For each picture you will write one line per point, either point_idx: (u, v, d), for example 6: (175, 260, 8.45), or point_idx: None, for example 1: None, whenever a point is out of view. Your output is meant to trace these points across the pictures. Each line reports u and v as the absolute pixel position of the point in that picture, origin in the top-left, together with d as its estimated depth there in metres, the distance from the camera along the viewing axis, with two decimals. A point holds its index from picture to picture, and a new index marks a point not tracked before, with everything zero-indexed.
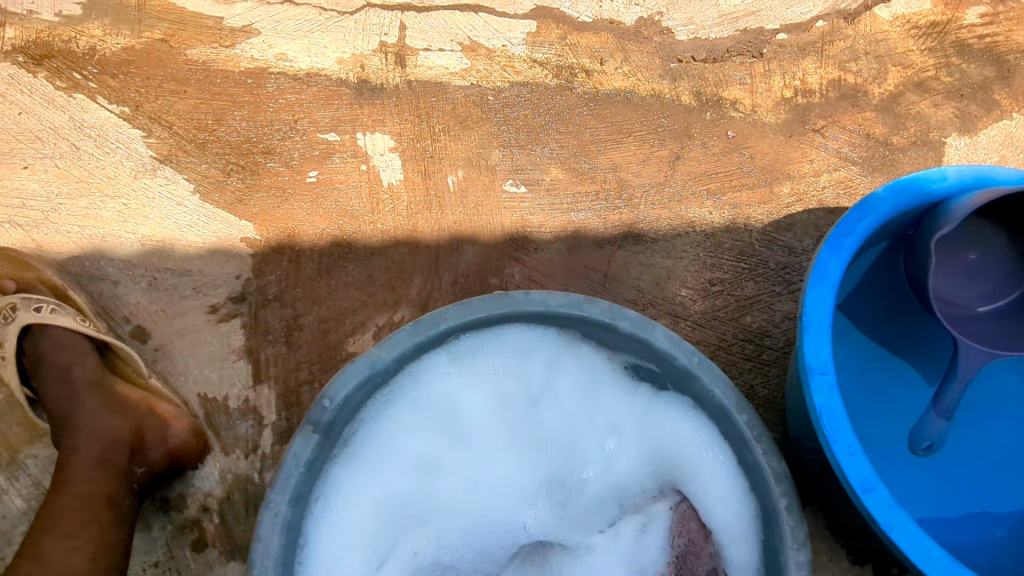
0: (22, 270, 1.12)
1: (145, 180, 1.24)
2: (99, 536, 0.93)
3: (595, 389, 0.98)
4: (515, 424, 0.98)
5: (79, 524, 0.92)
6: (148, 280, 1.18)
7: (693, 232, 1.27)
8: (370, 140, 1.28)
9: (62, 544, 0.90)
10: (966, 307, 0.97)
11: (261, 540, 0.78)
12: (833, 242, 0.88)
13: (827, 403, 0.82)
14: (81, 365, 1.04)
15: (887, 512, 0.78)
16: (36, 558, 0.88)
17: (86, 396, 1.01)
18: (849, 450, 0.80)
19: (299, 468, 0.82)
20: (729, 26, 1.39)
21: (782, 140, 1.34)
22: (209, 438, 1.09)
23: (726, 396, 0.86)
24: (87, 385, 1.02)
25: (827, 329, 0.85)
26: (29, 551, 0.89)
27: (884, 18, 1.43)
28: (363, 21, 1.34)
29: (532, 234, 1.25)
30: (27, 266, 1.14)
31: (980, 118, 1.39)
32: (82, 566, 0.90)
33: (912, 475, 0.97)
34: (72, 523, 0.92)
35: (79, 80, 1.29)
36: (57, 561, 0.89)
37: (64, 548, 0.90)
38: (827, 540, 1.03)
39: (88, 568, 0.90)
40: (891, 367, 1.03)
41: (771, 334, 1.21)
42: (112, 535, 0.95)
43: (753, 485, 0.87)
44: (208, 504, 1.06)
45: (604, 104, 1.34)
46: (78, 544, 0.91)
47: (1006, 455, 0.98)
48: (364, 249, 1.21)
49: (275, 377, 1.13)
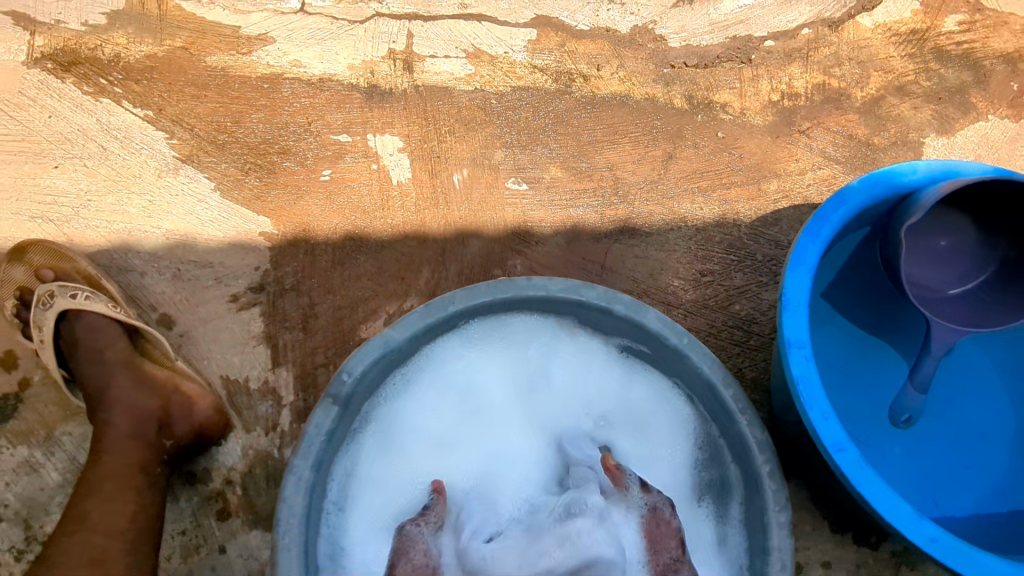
0: (60, 261, 1.20)
1: (168, 178, 1.32)
2: (135, 501, 1.00)
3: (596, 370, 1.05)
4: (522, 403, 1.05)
5: (116, 490, 0.99)
6: (172, 271, 1.26)
7: (685, 226, 1.35)
8: (380, 141, 1.36)
9: (102, 507, 0.97)
10: (939, 290, 1.04)
11: (286, 501, 0.85)
12: (811, 230, 0.96)
13: (804, 373, 0.89)
14: (113, 347, 1.11)
15: (858, 471, 0.85)
16: (80, 518, 0.96)
17: (117, 374, 1.09)
18: (823, 416, 0.87)
19: (320, 437, 0.89)
20: (718, 33, 1.47)
21: (769, 141, 1.42)
22: (232, 416, 1.17)
23: (713, 372, 0.94)
24: (118, 364, 1.09)
25: (804, 309, 0.92)
26: (73, 513, 0.96)
27: (866, 26, 1.52)
28: (373, 29, 1.43)
29: (533, 229, 1.33)
30: (65, 257, 1.21)
31: (957, 120, 1.47)
32: (118, 524, 0.97)
33: (887, 446, 1.04)
34: (110, 489, 0.99)
35: (105, 86, 1.37)
36: (96, 520, 0.96)
37: (103, 510, 0.97)
38: (811, 511, 1.10)
39: (126, 526, 0.98)
40: (869, 347, 1.10)
41: (759, 321, 1.28)
42: (146, 500, 1.02)
43: (738, 456, 0.94)
44: (232, 477, 1.13)
45: (601, 107, 1.42)
46: (116, 506, 0.98)
47: (975, 429, 1.05)
48: (375, 242, 1.29)
49: (293, 361, 1.20)
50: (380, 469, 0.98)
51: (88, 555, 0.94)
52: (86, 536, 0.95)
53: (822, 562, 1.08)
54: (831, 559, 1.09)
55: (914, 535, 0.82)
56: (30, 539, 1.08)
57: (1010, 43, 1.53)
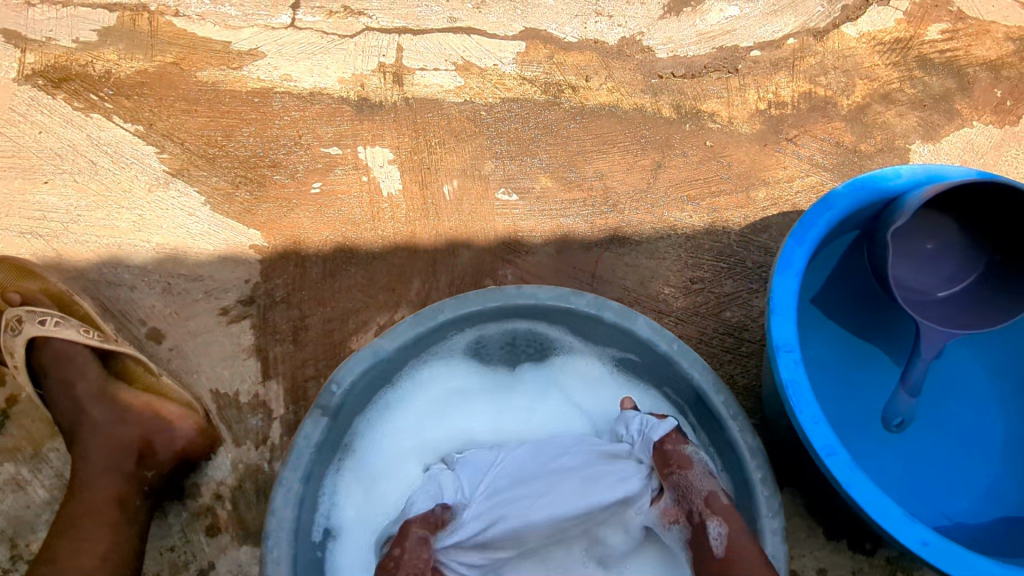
0: (24, 279, 1.18)
1: (159, 193, 1.32)
2: (111, 537, 1.01)
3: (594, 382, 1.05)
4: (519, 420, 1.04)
5: (92, 526, 1.00)
6: (162, 285, 1.26)
7: (675, 234, 1.35)
8: (371, 153, 1.36)
9: (70, 547, 0.98)
10: (927, 293, 1.05)
11: (275, 514, 0.85)
12: (797, 234, 0.96)
13: (793, 377, 0.89)
14: (84, 378, 1.09)
15: (850, 475, 0.85)
16: (49, 561, 0.97)
17: (91, 407, 1.07)
18: (813, 420, 0.88)
19: (309, 449, 0.89)
20: (705, 44, 1.49)
21: (757, 149, 1.43)
22: (221, 431, 1.16)
23: (703, 378, 0.94)
24: (90, 397, 1.07)
25: (792, 313, 0.92)
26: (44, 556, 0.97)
27: (850, 35, 1.53)
28: (363, 43, 1.44)
29: (524, 238, 1.33)
30: (29, 274, 1.19)
31: (942, 126, 1.49)
32: (90, 564, 0.98)
33: (879, 452, 1.04)
34: (83, 526, 1.00)
35: (96, 102, 1.37)
36: (66, 561, 0.97)
37: (72, 551, 0.98)
38: (805, 518, 1.09)
39: (98, 566, 0.99)
40: (858, 352, 1.10)
41: (749, 327, 1.29)
42: (122, 534, 1.02)
43: (728, 460, 0.95)
44: (221, 492, 1.13)
45: (590, 117, 1.43)
46: (85, 547, 0.99)
47: (966, 432, 1.05)
48: (365, 254, 1.29)
49: (283, 374, 1.20)
50: (374, 490, 0.98)
51: None
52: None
53: (817, 569, 1.08)
54: (826, 566, 1.08)
55: (906, 537, 0.83)
56: (15, 557, 1.07)
57: (993, 51, 1.55)
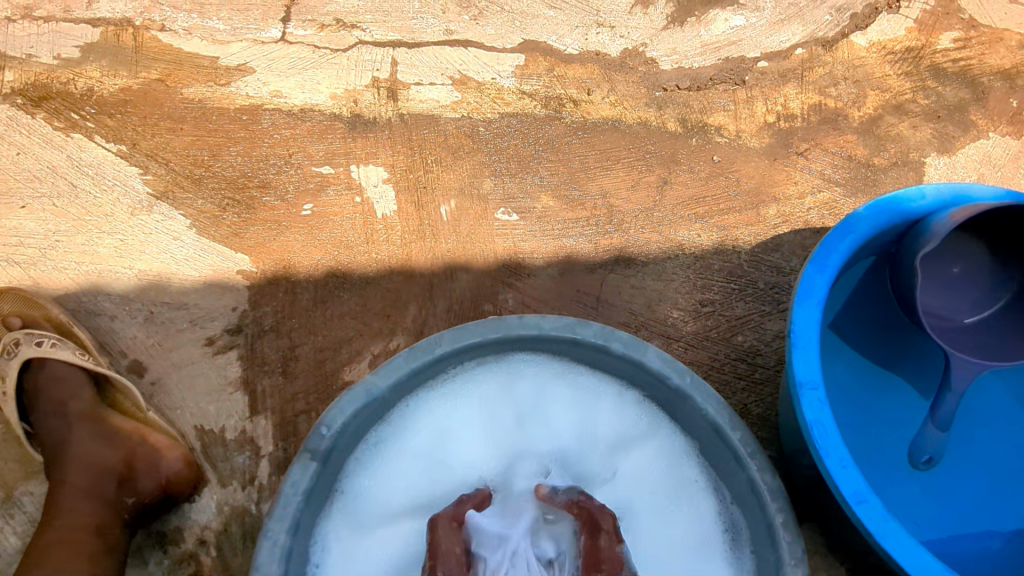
0: (31, 308, 1.14)
1: (142, 217, 1.26)
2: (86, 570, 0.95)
3: (602, 416, 0.99)
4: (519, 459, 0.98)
5: (64, 556, 0.93)
6: (145, 314, 1.19)
7: (683, 254, 1.29)
8: (364, 172, 1.31)
9: None
10: (953, 318, 0.99)
11: (259, 570, 0.78)
12: (817, 260, 0.90)
13: (818, 417, 0.83)
14: (76, 398, 1.06)
15: (881, 523, 0.79)
16: None
17: (78, 427, 1.04)
18: (840, 462, 0.81)
19: (297, 497, 0.82)
20: (711, 55, 1.44)
21: (767, 164, 1.38)
22: (206, 470, 1.10)
23: (719, 414, 0.88)
24: (80, 417, 1.05)
25: (815, 346, 0.86)
26: None
27: (860, 44, 1.48)
28: (355, 57, 1.38)
29: (524, 261, 1.27)
30: (36, 304, 1.15)
31: (958, 138, 1.43)
32: None
33: (908, 489, 0.97)
34: (58, 554, 0.93)
35: (77, 121, 1.31)
36: None
37: None
38: (826, 557, 1.04)
39: None
40: (881, 382, 1.04)
41: (763, 352, 1.23)
42: (102, 566, 0.96)
43: (745, 499, 0.89)
44: (205, 537, 1.06)
45: (593, 132, 1.37)
46: None
47: (997, 465, 0.99)
48: (359, 278, 1.23)
49: (272, 408, 1.14)
50: (364, 540, 0.91)
51: None
52: None
53: None
54: None
55: None
56: None
57: (1007, 60, 1.50)
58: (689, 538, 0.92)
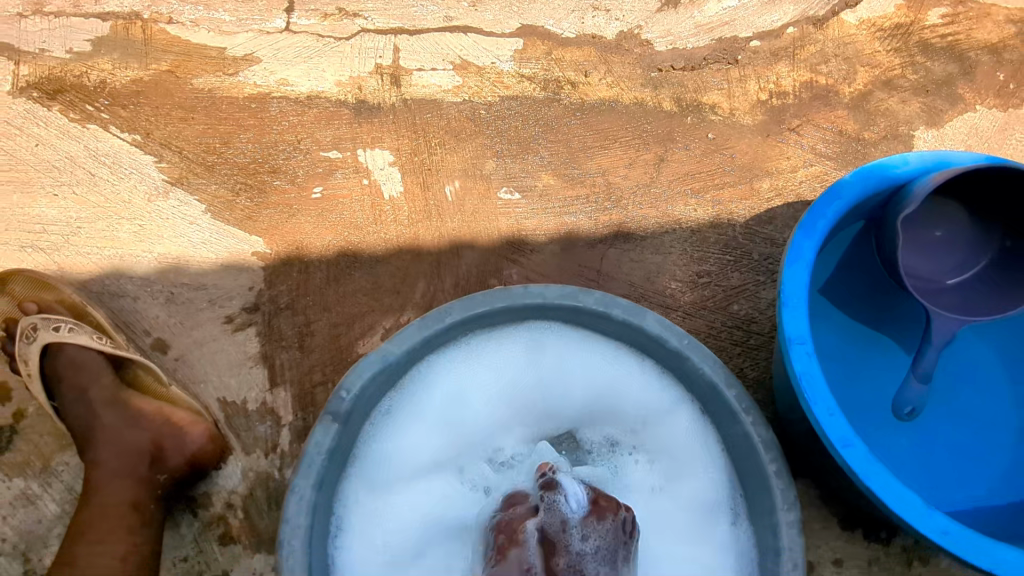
0: (44, 291, 1.19)
1: (159, 203, 1.31)
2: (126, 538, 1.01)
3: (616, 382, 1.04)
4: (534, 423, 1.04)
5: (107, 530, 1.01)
6: (166, 295, 1.25)
7: (679, 228, 1.34)
8: (370, 155, 1.35)
9: (90, 551, 1.00)
10: (933, 279, 1.04)
11: (288, 522, 0.84)
12: (806, 224, 0.95)
13: (807, 370, 0.88)
14: (96, 384, 1.10)
15: (867, 466, 0.84)
16: (69, 564, 0.99)
17: (102, 412, 1.08)
18: (828, 410, 0.86)
19: (321, 455, 0.88)
20: (705, 35, 1.48)
21: (760, 140, 1.42)
22: (230, 440, 1.16)
23: (714, 374, 0.93)
24: (103, 402, 1.09)
25: (804, 305, 0.91)
26: (63, 559, 1.00)
27: (850, 22, 1.52)
28: (358, 45, 1.42)
29: (528, 237, 1.32)
30: (48, 286, 1.20)
31: (946, 112, 1.47)
32: (112, 566, 1.00)
33: (892, 440, 1.03)
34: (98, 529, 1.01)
35: (92, 112, 1.36)
36: (87, 563, 0.99)
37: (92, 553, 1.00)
38: (820, 509, 1.09)
39: (117, 568, 1.01)
40: (870, 342, 1.09)
41: (757, 320, 1.28)
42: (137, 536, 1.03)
43: (741, 454, 0.95)
44: (233, 500, 1.13)
45: (591, 113, 1.42)
46: (103, 548, 1.01)
47: (978, 418, 1.04)
48: (369, 258, 1.28)
49: (291, 380, 1.19)
50: (389, 502, 0.98)
51: None
52: None
53: (833, 560, 1.07)
54: (843, 556, 1.07)
55: (926, 526, 0.81)
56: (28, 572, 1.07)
57: (994, 34, 1.54)
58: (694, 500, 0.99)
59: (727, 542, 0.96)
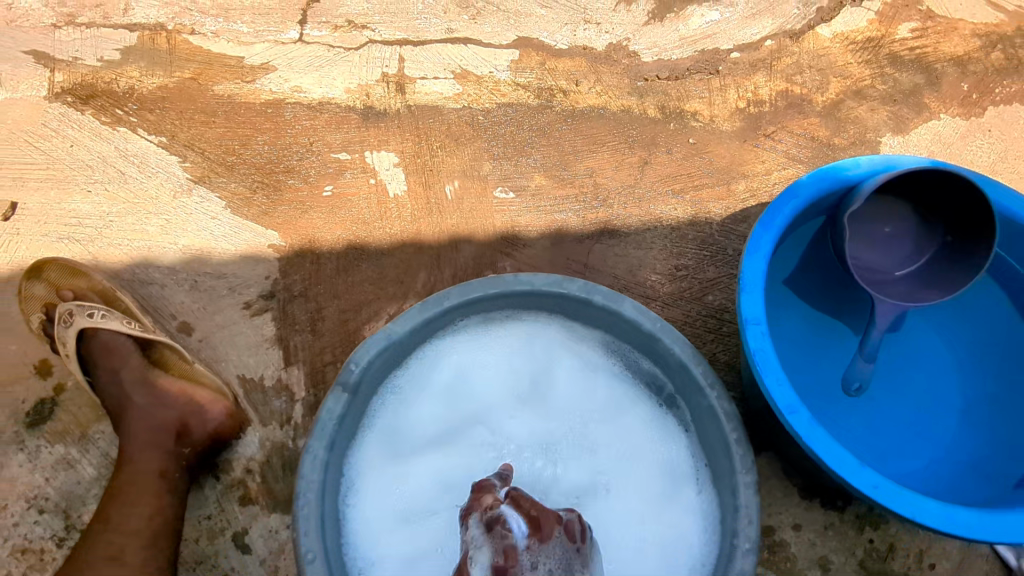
0: (76, 278, 1.31)
1: (183, 199, 1.43)
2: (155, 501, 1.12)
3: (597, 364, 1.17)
4: (521, 401, 1.16)
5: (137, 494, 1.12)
6: (190, 283, 1.37)
7: (660, 225, 1.46)
8: (377, 157, 1.47)
9: (122, 510, 1.10)
10: (882, 270, 1.15)
11: (303, 478, 0.96)
12: (765, 219, 1.07)
13: (761, 347, 1.00)
14: (126, 366, 1.21)
15: (811, 430, 0.95)
16: (104, 520, 1.09)
17: (133, 392, 1.20)
18: (778, 382, 0.98)
19: (332, 420, 1.00)
20: (687, 47, 1.60)
21: (737, 145, 1.54)
22: (249, 413, 1.28)
23: (683, 352, 1.04)
24: (133, 382, 1.21)
25: (760, 289, 1.02)
26: (98, 516, 1.09)
27: (824, 36, 1.64)
28: (366, 55, 1.55)
29: (521, 233, 1.44)
30: (80, 273, 1.32)
31: (911, 119, 1.59)
32: (140, 524, 1.10)
33: (844, 415, 1.15)
34: (128, 493, 1.11)
35: (122, 116, 1.49)
36: (119, 521, 1.09)
37: (124, 513, 1.10)
38: (782, 479, 1.21)
39: (144, 526, 1.10)
40: (827, 327, 1.21)
41: (730, 310, 1.40)
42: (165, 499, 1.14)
43: (707, 425, 1.06)
44: (251, 466, 1.25)
45: (581, 119, 1.54)
46: (135, 510, 1.10)
47: (922, 398, 1.16)
48: (375, 250, 1.40)
49: (304, 360, 1.31)
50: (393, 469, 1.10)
51: (108, 553, 1.06)
52: (109, 536, 1.07)
53: (793, 525, 1.19)
54: (802, 521, 1.19)
55: (860, 482, 0.93)
56: (69, 527, 1.20)
57: (960, 47, 1.65)
58: (666, 468, 1.10)
59: (695, 504, 1.07)
